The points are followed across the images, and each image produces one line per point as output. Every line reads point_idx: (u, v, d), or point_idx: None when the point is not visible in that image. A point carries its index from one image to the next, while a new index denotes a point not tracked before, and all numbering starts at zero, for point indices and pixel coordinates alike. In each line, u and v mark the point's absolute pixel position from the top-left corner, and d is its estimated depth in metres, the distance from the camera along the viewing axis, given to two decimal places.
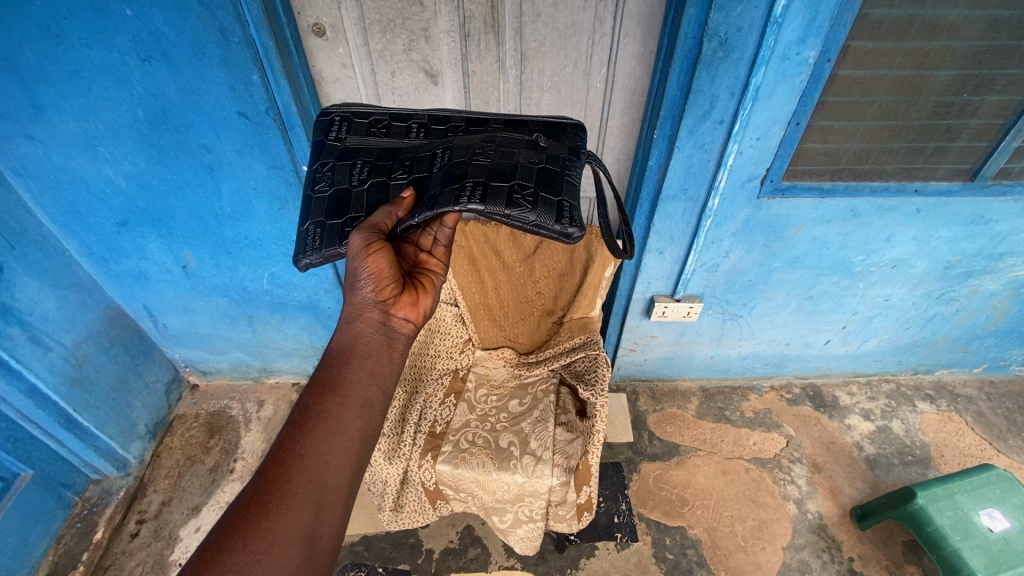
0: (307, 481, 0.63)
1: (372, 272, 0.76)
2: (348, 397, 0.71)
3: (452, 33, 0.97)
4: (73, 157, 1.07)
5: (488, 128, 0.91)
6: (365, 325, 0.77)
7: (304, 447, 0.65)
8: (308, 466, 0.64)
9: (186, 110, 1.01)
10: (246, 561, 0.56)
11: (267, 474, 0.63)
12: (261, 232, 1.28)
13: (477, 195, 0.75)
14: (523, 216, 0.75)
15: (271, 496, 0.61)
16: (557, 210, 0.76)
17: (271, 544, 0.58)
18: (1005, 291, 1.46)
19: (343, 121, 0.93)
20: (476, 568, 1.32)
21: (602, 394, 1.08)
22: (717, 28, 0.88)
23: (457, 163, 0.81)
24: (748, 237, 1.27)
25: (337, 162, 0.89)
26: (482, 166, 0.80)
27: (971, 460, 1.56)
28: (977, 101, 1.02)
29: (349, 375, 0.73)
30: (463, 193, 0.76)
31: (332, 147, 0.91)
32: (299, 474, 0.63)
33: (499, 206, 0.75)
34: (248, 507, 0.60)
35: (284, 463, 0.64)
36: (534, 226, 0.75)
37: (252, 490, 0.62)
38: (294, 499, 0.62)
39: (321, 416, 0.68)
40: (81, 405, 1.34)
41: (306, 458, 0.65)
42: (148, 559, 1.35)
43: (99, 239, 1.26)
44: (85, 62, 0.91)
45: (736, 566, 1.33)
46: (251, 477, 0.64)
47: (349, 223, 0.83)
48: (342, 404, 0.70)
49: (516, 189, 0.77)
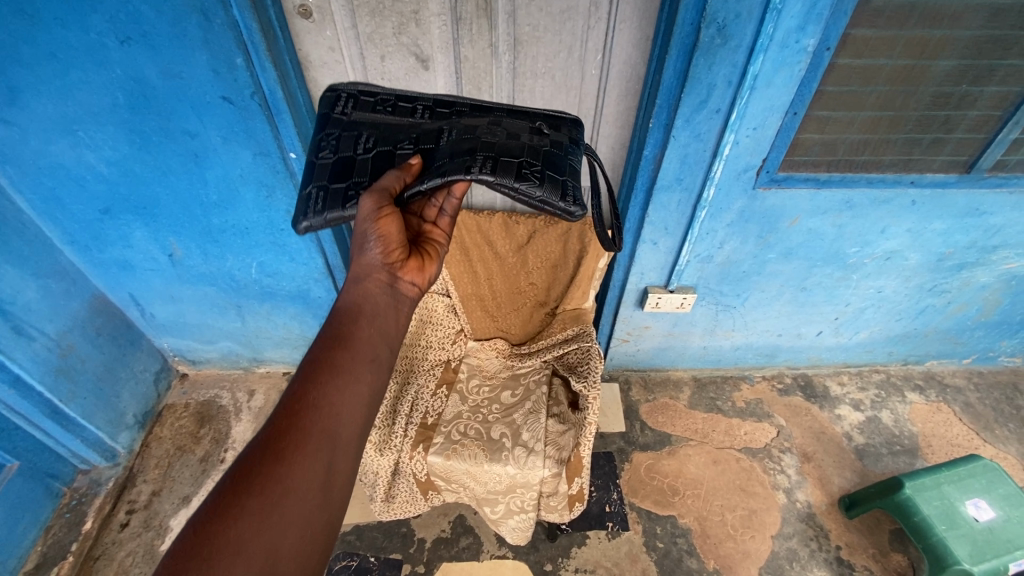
0: (321, 430, 0.62)
1: (381, 234, 0.73)
2: (358, 351, 0.69)
3: (444, 16, 0.94)
4: (52, 143, 1.04)
5: (492, 115, 0.88)
6: (373, 285, 0.74)
7: (317, 398, 0.64)
8: (322, 415, 0.63)
9: (168, 95, 0.98)
10: (264, 503, 0.55)
11: (280, 422, 0.62)
12: (248, 220, 1.25)
13: (488, 166, 0.74)
14: (530, 191, 0.74)
15: (284, 444, 0.60)
16: (562, 189, 0.75)
17: (289, 488, 0.57)
18: (996, 283, 1.46)
19: (350, 97, 0.91)
20: (467, 557, 1.33)
21: (594, 385, 1.09)
22: (716, 14, 0.86)
23: (466, 139, 0.80)
24: (742, 229, 1.26)
25: (342, 132, 0.87)
26: (491, 143, 0.79)
27: (957, 449, 1.58)
28: (976, 92, 1.01)
29: (360, 332, 0.71)
30: (474, 164, 0.74)
31: (338, 119, 0.88)
32: (313, 422, 0.62)
33: (509, 178, 0.74)
34: (263, 454, 0.59)
35: (297, 412, 0.62)
36: (540, 201, 0.74)
37: (265, 437, 0.60)
38: (308, 448, 0.60)
39: (334, 369, 0.67)
40: (68, 394, 1.33)
41: (320, 408, 0.63)
42: (138, 549, 1.35)
43: (81, 226, 1.23)
44: (61, 44, 0.88)
45: (725, 554, 1.34)
46: (262, 426, 0.62)
47: (352, 188, 0.81)
48: (352, 357, 0.68)
49: (524, 165, 0.76)
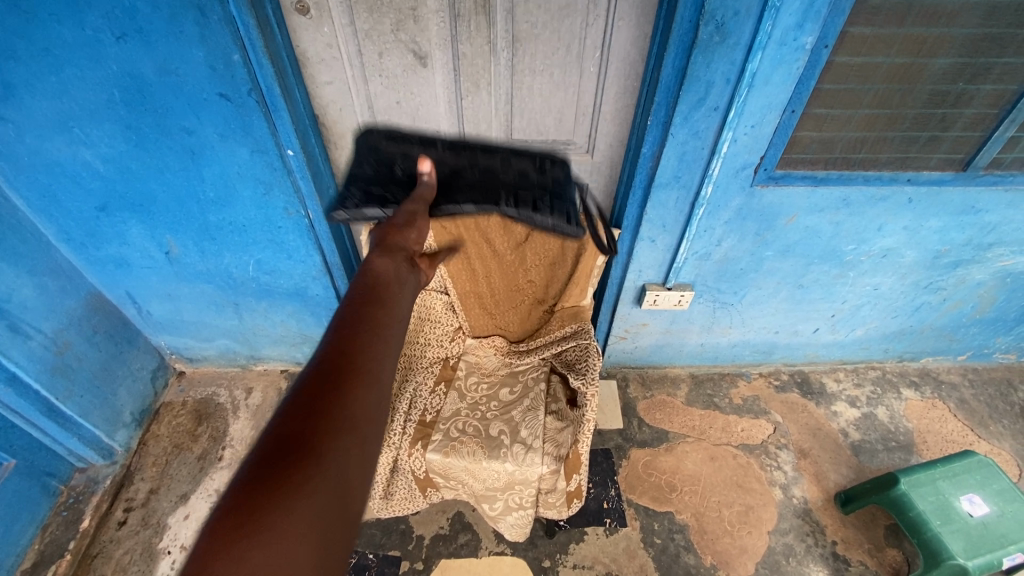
0: (370, 372, 0.65)
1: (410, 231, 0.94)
2: (387, 315, 0.74)
3: (442, 13, 0.94)
4: (47, 139, 1.03)
5: (500, 154, 1.11)
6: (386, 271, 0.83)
7: (362, 346, 0.67)
8: (368, 361, 0.66)
9: (165, 91, 0.97)
10: (331, 430, 0.56)
11: (328, 365, 0.63)
12: (245, 217, 1.24)
13: (511, 202, 1.03)
14: (544, 218, 1.00)
15: (339, 382, 0.61)
16: (568, 215, 1.01)
17: (351, 419, 0.59)
18: (991, 280, 1.47)
19: (385, 134, 1.10)
20: (466, 554, 1.33)
21: (592, 382, 1.09)
22: (714, 12, 0.86)
23: (488, 179, 1.07)
24: (740, 226, 1.26)
25: (383, 162, 1.06)
26: (507, 183, 1.07)
27: (952, 445, 1.60)
28: (972, 91, 1.01)
29: (384, 301, 0.76)
30: (501, 200, 1.03)
31: (377, 153, 1.07)
32: (362, 365, 0.65)
33: (528, 209, 1.02)
34: (321, 390, 0.60)
35: (344, 357, 0.65)
36: (551, 226, 1.00)
37: (316, 378, 0.61)
38: (361, 387, 0.62)
39: (371, 325, 0.71)
40: (64, 392, 1.32)
41: (365, 355, 0.66)
42: (136, 547, 1.35)
43: (77, 224, 1.22)
44: (57, 39, 0.88)
45: (722, 549, 1.35)
46: (308, 370, 0.63)
47: (386, 198, 1.00)
48: (384, 319, 0.73)
49: (537, 199, 1.04)
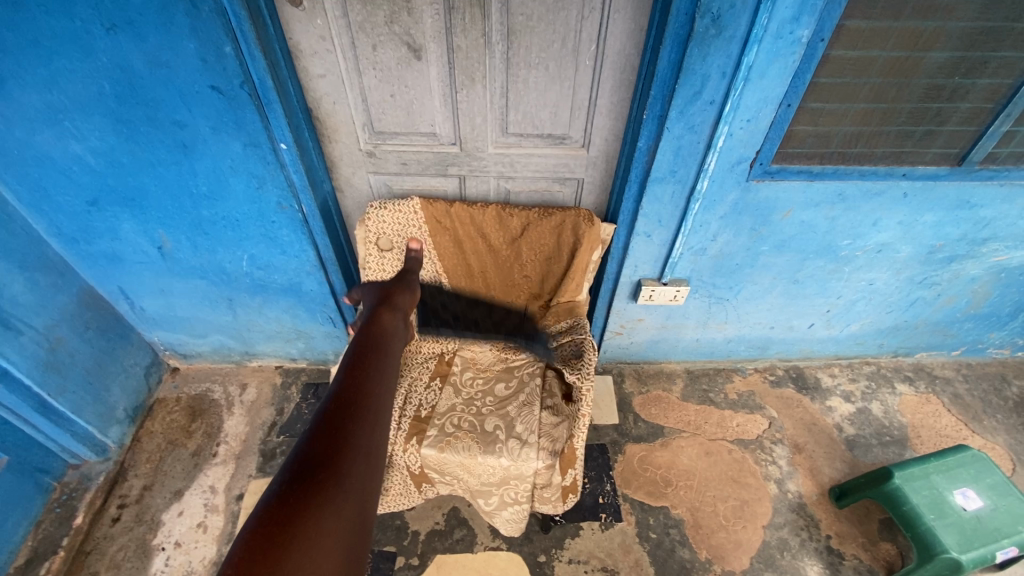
0: (380, 403, 0.73)
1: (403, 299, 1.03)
2: (390, 356, 0.83)
3: (436, 5, 0.93)
4: (37, 132, 1.02)
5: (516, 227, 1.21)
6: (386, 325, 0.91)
7: (371, 380, 0.75)
8: (378, 392, 0.74)
9: (155, 83, 0.96)
10: (352, 451, 0.64)
11: (342, 399, 0.70)
12: (238, 212, 1.23)
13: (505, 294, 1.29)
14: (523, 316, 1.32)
15: (353, 412, 0.68)
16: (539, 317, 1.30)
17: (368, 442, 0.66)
18: (986, 275, 1.47)
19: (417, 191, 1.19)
20: (461, 549, 1.33)
21: (587, 376, 1.09)
22: (710, 4, 0.85)
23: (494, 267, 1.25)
24: (735, 221, 1.26)
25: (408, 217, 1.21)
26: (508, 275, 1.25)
27: (946, 440, 1.60)
28: (969, 84, 1.01)
29: (389, 347, 0.85)
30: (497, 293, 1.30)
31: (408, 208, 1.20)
32: (374, 397, 0.73)
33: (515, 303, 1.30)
34: (338, 420, 0.66)
35: (357, 390, 0.72)
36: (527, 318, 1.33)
37: (331, 410, 0.68)
38: (374, 415, 0.70)
39: (376, 365, 0.79)
40: (57, 388, 1.31)
41: (375, 388, 0.74)
42: (130, 543, 1.34)
43: (68, 218, 1.21)
44: (45, 30, 0.86)
45: (717, 544, 1.36)
46: (322, 405, 0.69)
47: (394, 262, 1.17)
48: (386, 361, 0.81)
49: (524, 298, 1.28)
